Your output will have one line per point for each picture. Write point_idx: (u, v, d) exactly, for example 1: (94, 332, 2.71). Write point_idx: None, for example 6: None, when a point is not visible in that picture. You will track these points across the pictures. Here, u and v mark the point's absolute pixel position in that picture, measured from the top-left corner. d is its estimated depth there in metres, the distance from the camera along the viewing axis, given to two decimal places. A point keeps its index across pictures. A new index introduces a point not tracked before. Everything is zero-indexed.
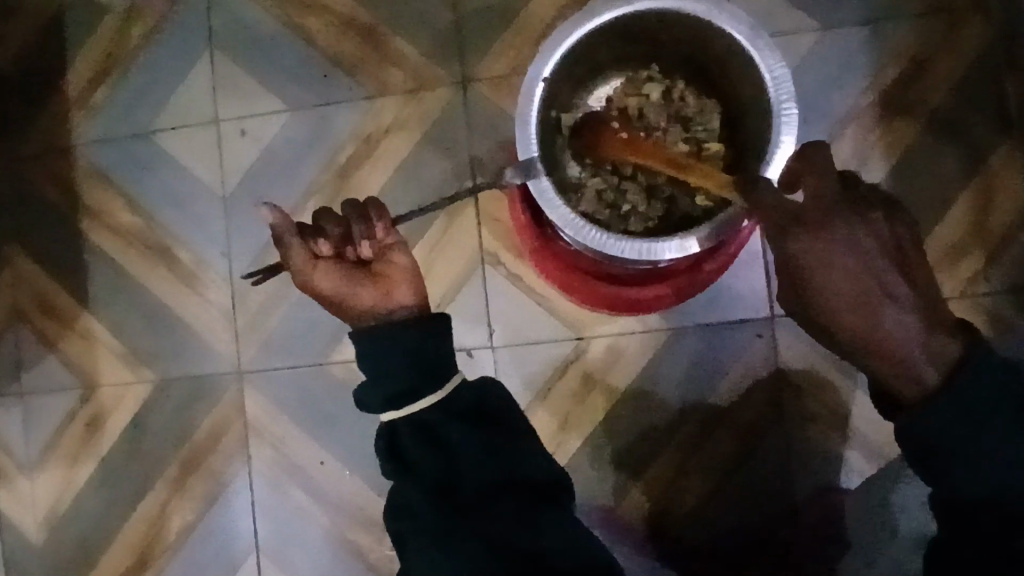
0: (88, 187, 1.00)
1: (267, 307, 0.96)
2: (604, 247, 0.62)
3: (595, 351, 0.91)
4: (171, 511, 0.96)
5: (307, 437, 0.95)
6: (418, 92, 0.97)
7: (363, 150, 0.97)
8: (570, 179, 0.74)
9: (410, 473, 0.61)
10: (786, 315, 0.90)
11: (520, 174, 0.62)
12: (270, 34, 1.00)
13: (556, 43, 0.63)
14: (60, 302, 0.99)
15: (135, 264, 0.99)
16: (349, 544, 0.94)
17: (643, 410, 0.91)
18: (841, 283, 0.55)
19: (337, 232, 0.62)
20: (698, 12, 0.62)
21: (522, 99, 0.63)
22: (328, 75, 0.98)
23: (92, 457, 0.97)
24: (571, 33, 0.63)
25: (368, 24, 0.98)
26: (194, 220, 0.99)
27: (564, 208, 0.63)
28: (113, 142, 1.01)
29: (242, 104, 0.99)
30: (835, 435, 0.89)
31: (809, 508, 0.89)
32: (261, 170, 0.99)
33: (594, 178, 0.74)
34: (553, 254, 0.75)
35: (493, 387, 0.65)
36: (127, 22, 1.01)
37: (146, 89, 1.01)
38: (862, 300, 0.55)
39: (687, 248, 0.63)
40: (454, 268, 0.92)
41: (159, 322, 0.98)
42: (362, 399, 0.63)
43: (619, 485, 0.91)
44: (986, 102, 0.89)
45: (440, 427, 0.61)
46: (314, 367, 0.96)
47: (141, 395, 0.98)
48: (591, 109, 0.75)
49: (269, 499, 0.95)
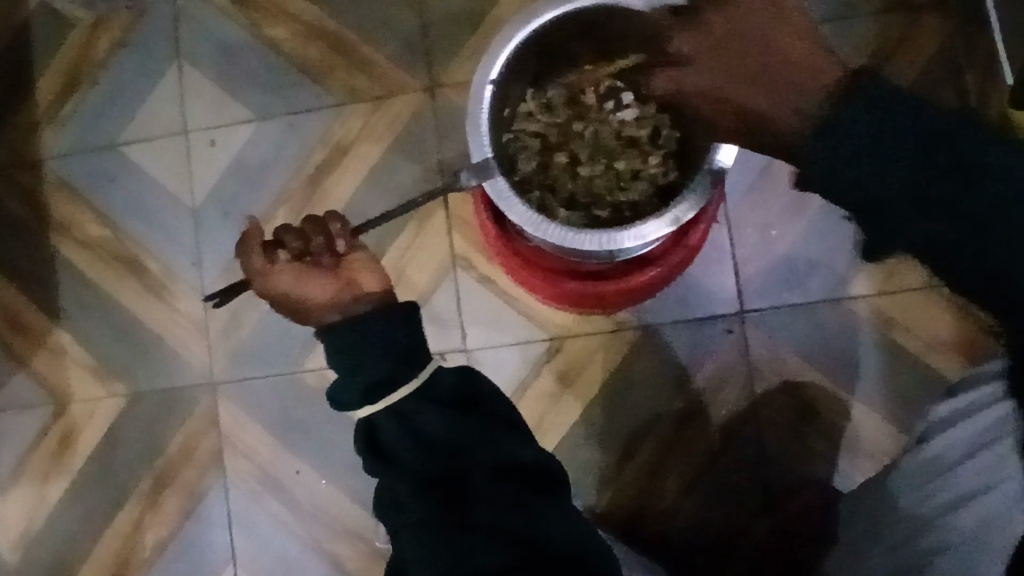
0: (56, 201, 1.00)
1: (239, 316, 0.96)
2: (565, 242, 0.61)
3: (568, 351, 0.91)
4: (146, 525, 0.95)
5: (282, 447, 0.95)
6: (387, 98, 0.97)
7: (332, 157, 0.97)
8: (517, 174, 0.73)
9: (390, 467, 0.54)
10: (755, 310, 0.91)
11: (476, 174, 0.62)
12: (236, 44, 0.99)
13: (500, 48, 0.63)
14: (30, 318, 0.99)
15: (106, 278, 0.99)
16: (326, 553, 0.94)
17: (619, 409, 0.91)
18: (760, 52, 0.47)
19: (297, 245, 0.56)
20: (638, 6, 0.62)
21: (471, 104, 0.63)
22: (295, 84, 0.98)
23: (64, 473, 0.97)
24: (513, 37, 0.63)
25: (334, 32, 0.98)
26: (164, 230, 0.99)
27: (521, 206, 0.62)
28: (80, 155, 1.00)
29: (209, 113, 0.99)
30: (810, 428, 0.89)
31: (791, 500, 0.88)
32: (230, 180, 0.98)
33: (541, 174, 0.74)
34: (516, 253, 0.74)
35: (478, 374, 0.58)
36: (93, 35, 1.01)
37: (112, 100, 1.00)
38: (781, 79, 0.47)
39: (645, 235, 0.62)
40: (425, 272, 0.92)
41: (131, 335, 0.98)
42: (336, 397, 0.55)
43: (599, 485, 0.90)
44: (951, 96, 0.90)
45: (419, 416, 0.54)
46: (287, 376, 0.95)
47: (113, 408, 0.97)
48: (541, 104, 0.75)
49: (245, 511, 0.95)
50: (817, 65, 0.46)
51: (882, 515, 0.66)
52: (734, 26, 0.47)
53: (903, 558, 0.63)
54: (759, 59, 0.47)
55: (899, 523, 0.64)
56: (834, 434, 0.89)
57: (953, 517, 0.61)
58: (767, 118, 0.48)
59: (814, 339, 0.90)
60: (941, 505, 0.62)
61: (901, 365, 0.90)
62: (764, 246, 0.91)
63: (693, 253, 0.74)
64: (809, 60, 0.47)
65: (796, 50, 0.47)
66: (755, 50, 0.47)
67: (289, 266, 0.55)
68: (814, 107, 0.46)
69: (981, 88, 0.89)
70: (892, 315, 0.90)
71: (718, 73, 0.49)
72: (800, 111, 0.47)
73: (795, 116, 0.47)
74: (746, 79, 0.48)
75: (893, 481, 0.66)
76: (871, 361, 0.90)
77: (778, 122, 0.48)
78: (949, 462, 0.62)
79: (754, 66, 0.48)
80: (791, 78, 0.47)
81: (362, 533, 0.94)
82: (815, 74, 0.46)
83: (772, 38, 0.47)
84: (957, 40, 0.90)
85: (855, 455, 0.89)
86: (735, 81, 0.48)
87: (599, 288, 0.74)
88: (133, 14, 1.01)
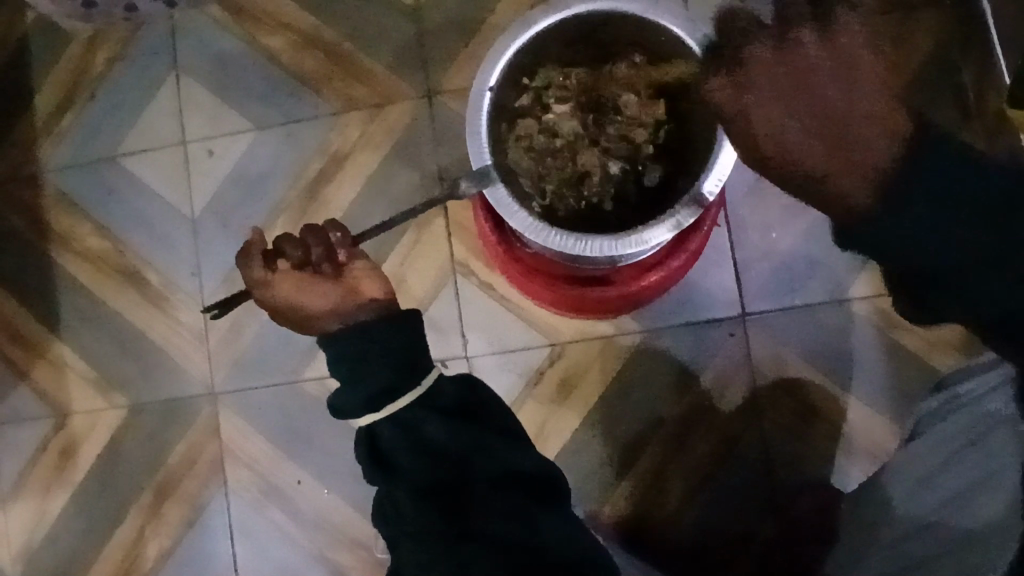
0: (55, 213, 1.00)
1: (240, 326, 0.96)
2: (566, 248, 0.61)
3: (570, 357, 0.91)
4: (148, 538, 0.95)
5: (285, 457, 0.94)
6: (383, 107, 0.97)
7: (331, 165, 0.97)
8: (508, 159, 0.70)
9: (390, 478, 0.54)
10: (756, 313, 0.90)
11: (476, 182, 0.62)
12: (233, 55, 1.00)
13: (497, 55, 0.63)
14: (31, 330, 0.98)
15: (105, 289, 0.98)
16: (328, 563, 0.93)
17: (622, 415, 0.90)
18: (835, 100, 0.47)
19: (296, 254, 0.54)
20: (635, 11, 0.63)
21: (470, 112, 0.64)
22: (293, 93, 0.98)
23: (65, 486, 0.96)
24: (511, 44, 0.64)
25: (332, 40, 0.98)
26: (164, 241, 0.98)
27: (521, 213, 0.62)
28: (80, 167, 1.00)
29: (208, 124, 0.99)
30: (813, 432, 0.89)
31: (796, 503, 0.88)
32: (229, 190, 0.98)
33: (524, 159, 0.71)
34: (516, 260, 0.74)
35: (477, 381, 0.58)
36: (91, 48, 1.01)
37: (111, 112, 1.00)
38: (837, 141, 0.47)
39: (647, 241, 0.61)
40: (425, 279, 0.92)
41: (131, 346, 0.97)
42: (337, 405, 0.54)
43: (602, 491, 0.90)
44: (948, 96, 0.90)
45: (420, 425, 0.53)
46: (288, 385, 0.95)
47: (114, 420, 0.97)
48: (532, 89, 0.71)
49: (247, 522, 0.94)
50: (885, 132, 0.47)
51: (879, 519, 0.71)
52: (819, 72, 0.46)
53: (896, 560, 0.66)
54: (830, 111, 0.47)
55: (894, 523, 0.69)
56: (839, 437, 0.89)
57: (950, 515, 0.63)
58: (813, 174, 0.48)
59: (815, 342, 0.90)
60: (933, 505, 0.65)
61: (904, 366, 0.89)
62: (764, 248, 0.91)
63: (694, 257, 0.74)
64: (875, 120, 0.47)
65: (868, 107, 0.47)
66: (824, 99, 0.47)
67: (289, 275, 0.54)
68: (877, 170, 0.47)
69: (978, 84, 0.89)
70: (893, 316, 0.90)
71: (789, 115, 0.47)
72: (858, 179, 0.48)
73: (854, 190, 0.48)
74: (806, 125, 0.47)
75: (889, 483, 0.73)
76: (873, 362, 0.90)
77: (840, 187, 0.48)
78: (937, 464, 0.67)
79: (824, 117, 0.47)
80: (862, 136, 0.47)
81: (364, 542, 0.93)
82: (885, 125, 0.47)
83: (851, 95, 0.47)
84: (953, 41, 0.90)
85: (858, 459, 0.89)
86: (817, 122, 0.47)
87: (601, 293, 0.73)
88: (130, 26, 1.01)
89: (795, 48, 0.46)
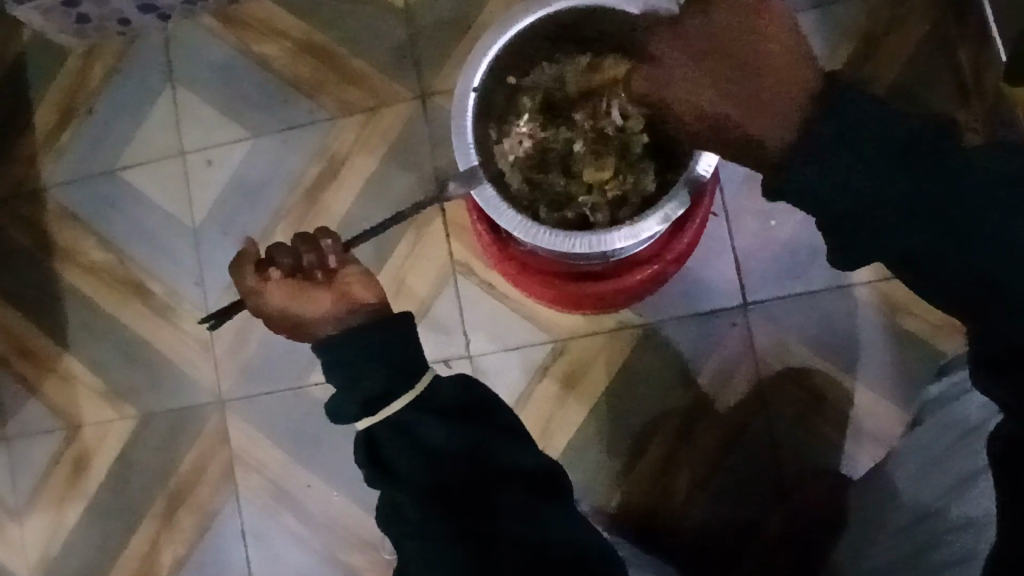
0: (59, 228, 1.01)
1: (245, 333, 0.97)
2: (557, 246, 0.62)
3: (572, 352, 0.91)
4: (163, 546, 0.96)
5: (294, 461, 0.95)
6: (378, 109, 0.97)
7: (328, 171, 0.98)
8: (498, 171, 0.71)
9: (391, 481, 0.54)
10: (758, 301, 0.90)
11: (464, 183, 0.63)
12: (227, 64, 1.00)
13: (479, 55, 0.64)
14: (40, 345, 1.00)
15: (111, 302, 0.99)
16: (341, 565, 0.94)
17: (626, 409, 0.90)
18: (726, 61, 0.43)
19: (287, 261, 0.56)
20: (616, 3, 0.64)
21: (455, 114, 0.64)
22: (288, 100, 0.99)
23: (80, 497, 0.98)
24: (493, 43, 0.64)
25: (324, 45, 0.99)
26: (167, 252, 0.99)
27: (511, 211, 0.63)
28: (81, 182, 1.01)
29: (205, 134, 1.00)
30: (818, 419, 0.88)
31: (803, 491, 0.87)
32: (228, 199, 0.99)
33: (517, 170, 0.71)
34: (511, 258, 0.73)
35: (475, 381, 0.58)
36: (87, 63, 1.02)
37: (109, 126, 1.01)
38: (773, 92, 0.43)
39: (636, 235, 0.62)
40: (425, 280, 0.92)
41: (138, 356, 0.98)
42: (334, 411, 0.55)
43: (609, 486, 0.90)
44: (943, 75, 0.89)
45: (419, 427, 0.53)
46: (294, 390, 0.96)
47: (124, 430, 0.98)
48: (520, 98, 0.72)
49: (259, 526, 0.95)
50: (793, 78, 0.43)
51: (887, 507, 0.70)
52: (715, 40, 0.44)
53: (900, 550, 0.66)
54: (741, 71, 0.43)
55: (902, 510, 0.68)
56: (846, 422, 0.88)
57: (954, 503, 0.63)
58: (748, 139, 0.44)
59: (818, 328, 0.89)
60: (936, 493, 0.65)
61: (910, 349, 0.89)
62: (763, 235, 0.90)
63: (689, 249, 0.74)
64: (782, 59, 0.43)
65: (767, 59, 0.43)
66: (730, 59, 0.43)
67: (280, 282, 0.55)
68: (796, 117, 0.43)
69: (975, 64, 0.88)
70: (898, 299, 0.89)
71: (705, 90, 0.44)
72: (792, 113, 0.43)
73: (775, 131, 0.44)
74: (726, 87, 0.44)
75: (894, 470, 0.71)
76: (879, 346, 0.89)
77: (759, 131, 0.44)
78: (941, 449, 0.67)
79: (732, 82, 0.43)
80: (773, 92, 0.43)
81: (374, 543, 0.94)
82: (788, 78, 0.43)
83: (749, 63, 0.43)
84: (948, 20, 0.90)
85: (866, 445, 0.88)
86: (701, 89, 0.44)
87: (598, 288, 0.74)
88: (125, 40, 1.02)
89: (690, 24, 0.45)
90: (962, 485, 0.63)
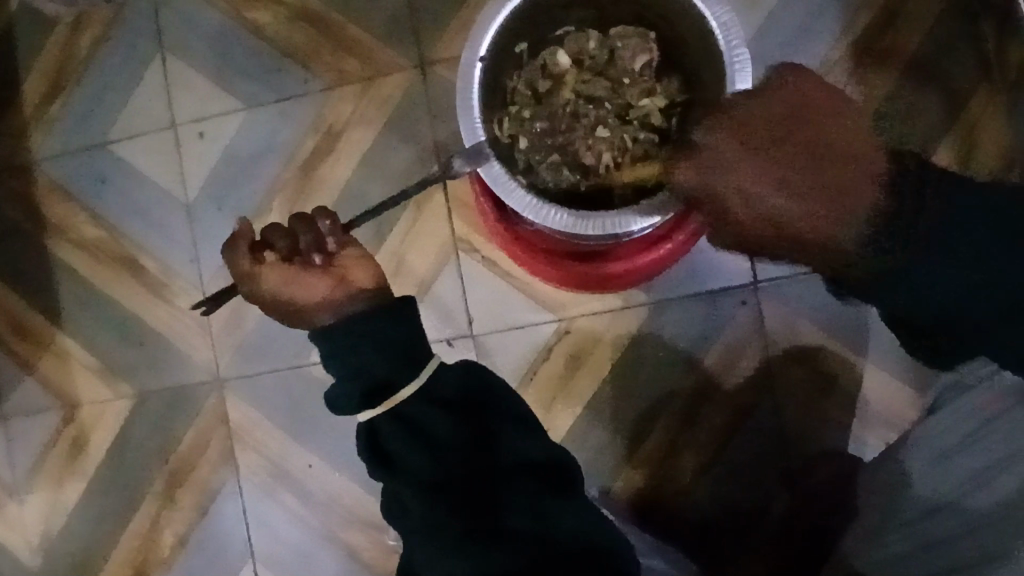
0: (49, 203, 0.98)
1: (242, 312, 0.94)
2: (567, 227, 0.59)
3: (577, 332, 0.89)
4: (163, 526, 0.95)
5: (294, 441, 0.94)
6: (376, 79, 0.93)
7: (325, 144, 0.94)
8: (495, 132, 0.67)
9: (393, 473, 0.52)
10: (768, 280, 0.88)
11: (470, 160, 0.60)
12: (219, 32, 0.96)
13: (486, 21, 0.60)
14: (33, 324, 0.98)
15: (105, 280, 0.97)
16: (343, 545, 0.93)
17: (633, 390, 0.89)
18: (814, 144, 0.44)
19: (285, 245, 0.53)
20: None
21: (460, 84, 0.61)
22: (283, 69, 0.95)
23: (78, 476, 0.96)
24: (501, 10, 0.60)
25: (319, 12, 0.94)
26: (160, 229, 0.96)
27: (519, 190, 0.61)
28: (71, 156, 0.98)
29: (197, 105, 0.96)
30: (828, 401, 0.87)
31: (812, 473, 0.86)
32: (223, 173, 0.96)
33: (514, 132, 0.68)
34: (518, 237, 0.71)
35: (475, 367, 0.56)
36: (75, 31, 0.98)
37: (98, 97, 0.97)
38: (825, 194, 0.44)
39: (651, 216, 0.60)
40: (427, 257, 0.90)
41: (134, 335, 0.96)
42: (333, 402, 0.53)
43: (614, 467, 0.88)
44: (966, 43, 0.86)
45: (421, 416, 0.52)
46: (294, 370, 0.94)
47: (121, 410, 0.96)
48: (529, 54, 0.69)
49: (260, 507, 0.94)
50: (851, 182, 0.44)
51: (900, 490, 0.68)
52: (797, 118, 0.45)
53: (920, 539, 0.64)
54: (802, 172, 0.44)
55: (913, 500, 0.66)
56: (855, 404, 0.87)
57: (967, 495, 0.62)
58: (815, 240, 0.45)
59: (829, 308, 0.87)
60: (959, 483, 0.63)
61: None
62: None
63: (702, 229, 0.72)
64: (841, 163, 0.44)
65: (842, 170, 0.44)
66: (808, 149, 0.44)
67: (276, 265, 0.53)
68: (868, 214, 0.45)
69: (999, 39, 0.85)
70: None
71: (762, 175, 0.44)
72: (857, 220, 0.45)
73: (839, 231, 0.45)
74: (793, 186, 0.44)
75: (907, 452, 0.70)
76: None
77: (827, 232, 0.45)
78: (962, 433, 0.65)
79: (807, 168, 0.44)
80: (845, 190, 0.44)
81: (376, 524, 0.93)
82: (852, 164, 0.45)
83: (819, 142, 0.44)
84: None
85: (877, 428, 0.87)
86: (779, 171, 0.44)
87: (608, 269, 0.72)
88: (113, 7, 0.97)
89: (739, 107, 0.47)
90: (976, 479, 0.62)
